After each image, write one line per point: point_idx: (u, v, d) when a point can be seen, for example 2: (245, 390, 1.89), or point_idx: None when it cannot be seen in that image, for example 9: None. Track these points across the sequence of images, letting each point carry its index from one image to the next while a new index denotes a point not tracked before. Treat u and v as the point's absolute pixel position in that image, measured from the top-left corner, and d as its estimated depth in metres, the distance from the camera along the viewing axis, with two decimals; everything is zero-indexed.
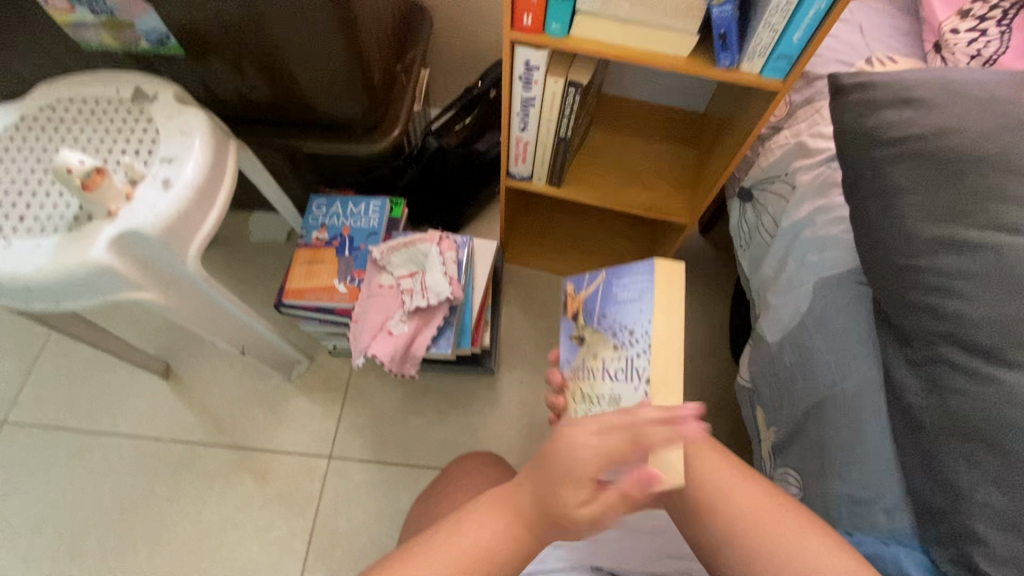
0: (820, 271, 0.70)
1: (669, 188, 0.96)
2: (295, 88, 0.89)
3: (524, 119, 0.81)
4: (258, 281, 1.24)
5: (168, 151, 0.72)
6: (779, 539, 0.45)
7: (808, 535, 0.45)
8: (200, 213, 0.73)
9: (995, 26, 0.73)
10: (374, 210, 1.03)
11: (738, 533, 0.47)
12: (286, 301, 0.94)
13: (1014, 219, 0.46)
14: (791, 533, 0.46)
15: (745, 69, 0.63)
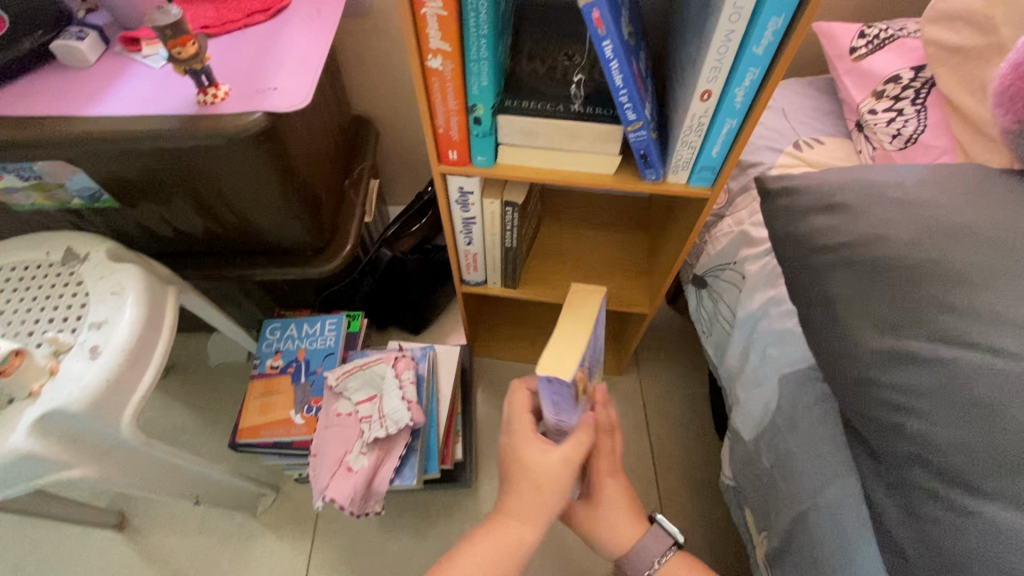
0: (782, 367, 0.68)
1: (625, 278, 0.95)
2: (238, 223, 0.88)
3: (469, 234, 0.80)
4: (219, 407, 1.19)
5: (98, 314, 0.69)
6: None
7: None
8: (134, 375, 0.69)
9: (910, 105, 0.73)
10: (330, 328, 0.99)
11: None
12: (240, 440, 0.89)
13: (961, 331, 0.44)
14: None
15: (671, 181, 0.63)
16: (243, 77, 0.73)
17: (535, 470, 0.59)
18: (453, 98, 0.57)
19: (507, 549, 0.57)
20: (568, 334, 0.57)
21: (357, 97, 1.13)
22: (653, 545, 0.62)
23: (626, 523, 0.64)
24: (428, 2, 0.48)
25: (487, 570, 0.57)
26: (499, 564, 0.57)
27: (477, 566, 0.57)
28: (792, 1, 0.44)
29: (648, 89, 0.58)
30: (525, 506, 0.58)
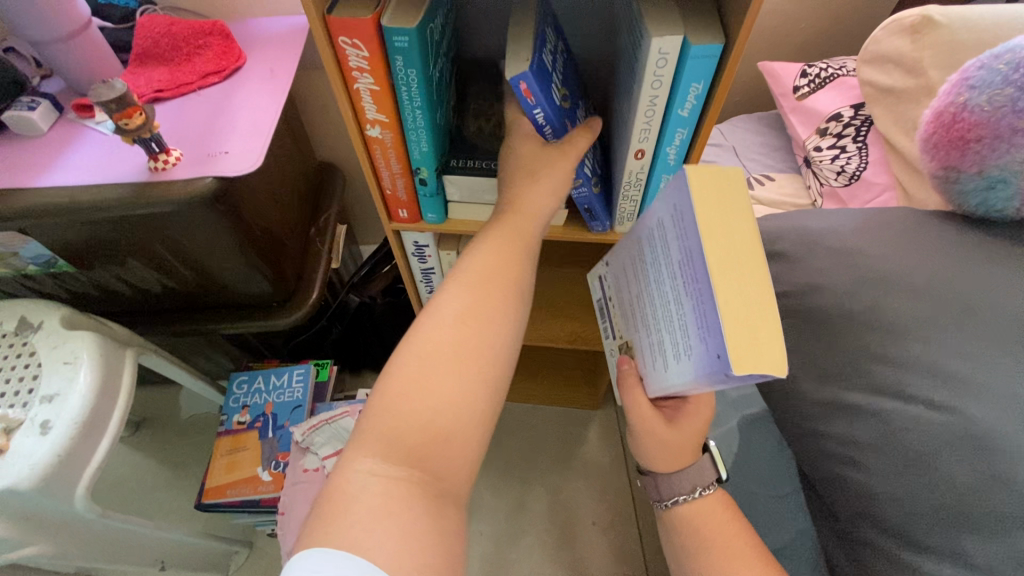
0: (742, 408, 0.68)
1: (592, 316, 0.95)
2: (199, 280, 0.88)
3: (429, 283, 0.80)
4: (191, 460, 1.16)
5: (50, 385, 0.68)
6: None
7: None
8: (88, 446, 0.68)
9: (852, 142, 0.76)
10: (298, 379, 0.98)
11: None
12: (206, 501, 0.87)
13: (896, 383, 0.45)
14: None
15: (619, 231, 0.64)
16: (195, 141, 0.73)
17: (529, 164, 0.52)
18: (396, 163, 0.58)
19: (513, 240, 0.49)
20: (714, 203, 0.35)
21: (322, 145, 1.13)
22: (692, 477, 0.55)
23: (685, 448, 0.55)
24: (359, 78, 0.49)
25: (504, 289, 0.45)
26: (515, 249, 0.48)
27: (487, 254, 0.47)
28: (709, 70, 0.45)
29: (594, 153, 0.61)
30: (534, 195, 0.51)
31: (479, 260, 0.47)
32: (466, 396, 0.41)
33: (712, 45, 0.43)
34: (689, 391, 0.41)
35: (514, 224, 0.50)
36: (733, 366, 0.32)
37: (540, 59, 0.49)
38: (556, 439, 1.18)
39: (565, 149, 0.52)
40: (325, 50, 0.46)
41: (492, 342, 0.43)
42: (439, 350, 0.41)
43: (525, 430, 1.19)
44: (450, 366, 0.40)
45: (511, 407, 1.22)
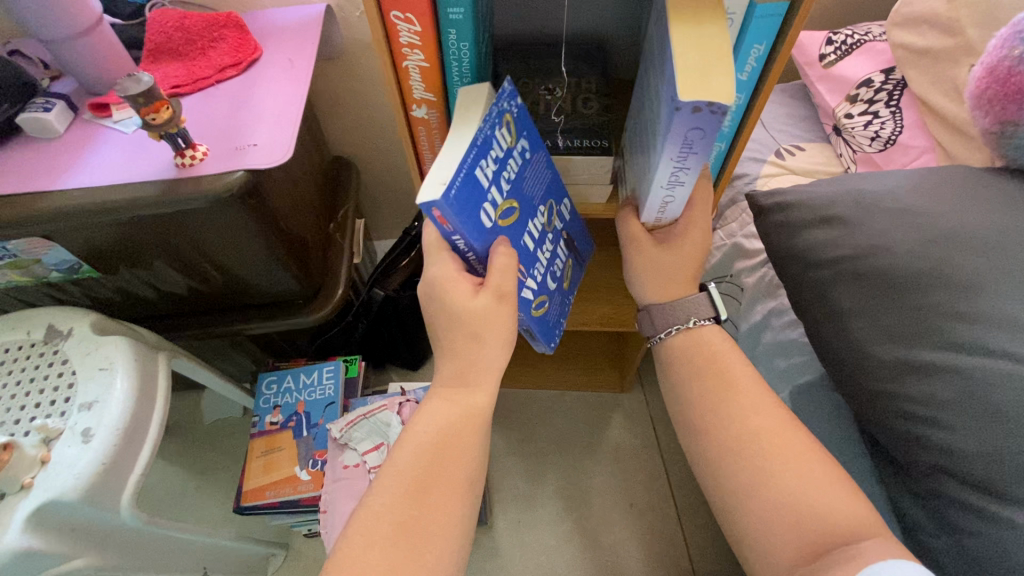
0: (793, 378, 0.67)
1: (623, 297, 0.94)
2: (224, 280, 0.86)
3: None
4: (218, 466, 1.15)
5: (86, 393, 0.66)
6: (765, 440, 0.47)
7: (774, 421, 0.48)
8: (130, 451, 0.66)
9: (885, 107, 0.75)
10: (328, 376, 0.97)
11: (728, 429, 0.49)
12: (245, 503, 0.86)
13: (974, 339, 0.45)
14: (763, 425, 0.48)
15: None
16: (221, 135, 0.71)
17: (476, 322, 0.51)
18: (440, 144, 0.57)
19: (455, 431, 0.51)
20: None
21: (335, 139, 1.11)
22: (688, 310, 0.57)
23: (675, 279, 0.59)
24: (409, 55, 0.47)
25: (448, 483, 0.49)
26: (463, 436, 0.51)
27: (431, 438, 0.50)
28: (773, 29, 0.45)
29: (535, 256, 0.58)
30: (481, 365, 0.53)
31: (422, 443, 0.50)
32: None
33: (779, 4, 0.43)
34: (665, 167, 0.49)
35: (454, 407, 0.52)
36: (680, 94, 0.41)
37: (470, 172, 0.45)
38: (583, 425, 1.17)
39: (503, 293, 0.51)
40: (376, 26, 0.45)
41: (434, 542, 0.46)
42: (376, 554, 0.44)
43: (552, 416, 1.18)
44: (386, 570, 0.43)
45: (537, 395, 1.21)
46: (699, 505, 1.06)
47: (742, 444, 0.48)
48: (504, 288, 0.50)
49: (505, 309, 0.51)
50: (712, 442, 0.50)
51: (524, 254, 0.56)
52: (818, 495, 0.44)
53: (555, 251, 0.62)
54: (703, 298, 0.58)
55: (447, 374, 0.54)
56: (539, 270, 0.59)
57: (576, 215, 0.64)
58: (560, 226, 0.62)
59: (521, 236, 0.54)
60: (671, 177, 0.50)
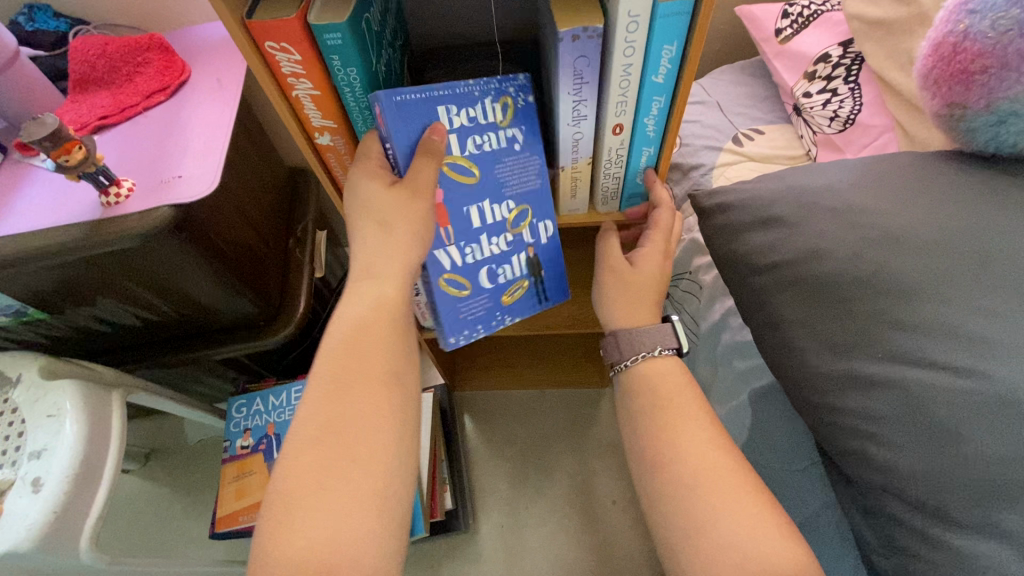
0: (751, 381, 0.65)
1: (588, 297, 0.91)
2: (177, 309, 0.85)
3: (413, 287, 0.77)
4: (203, 486, 1.15)
5: (36, 441, 0.66)
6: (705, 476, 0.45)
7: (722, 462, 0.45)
8: (86, 494, 0.66)
9: (843, 83, 0.71)
10: (297, 396, 0.96)
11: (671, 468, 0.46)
12: (219, 530, 0.86)
13: (916, 350, 0.42)
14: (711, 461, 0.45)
15: (604, 209, 0.60)
16: (147, 168, 0.69)
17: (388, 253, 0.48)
18: (354, 169, 0.54)
19: (369, 335, 0.46)
20: None
21: (288, 151, 1.08)
22: (654, 337, 0.54)
23: (643, 301, 0.56)
24: (297, 85, 0.44)
25: (370, 389, 0.44)
26: (383, 343, 0.46)
27: (342, 334, 0.46)
28: (681, 29, 0.41)
29: (478, 237, 0.54)
30: (390, 268, 0.48)
31: (333, 343, 0.46)
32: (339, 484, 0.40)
33: (682, 1, 0.39)
34: (566, 120, 0.48)
35: (361, 300, 0.47)
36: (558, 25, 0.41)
37: (428, 100, 0.47)
38: (565, 422, 1.16)
39: (416, 187, 0.47)
40: (254, 61, 0.42)
41: (370, 451, 0.42)
42: (311, 474, 0.41)
43: (533, 416, 1.17)
44: (325, 486, 0.40)
45: (517, 395, 1.20)
46: None
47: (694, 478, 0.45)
48: (419, 183, 0.47)
49: (419, 204, 0.47)
50: (661, 478, 0.47)
51: (461, 222, 0.53)
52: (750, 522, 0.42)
53: (507, 259, 0.57)
54: (665, 326, 0.55)
55: (355, 269, 0.49)
56: (478, 257, 0.55)
57: (559, 257, 0.61)
58: (529, 241, 0.58)
59: (462, 205, 0.53)
60: (575, 134, 0.50)
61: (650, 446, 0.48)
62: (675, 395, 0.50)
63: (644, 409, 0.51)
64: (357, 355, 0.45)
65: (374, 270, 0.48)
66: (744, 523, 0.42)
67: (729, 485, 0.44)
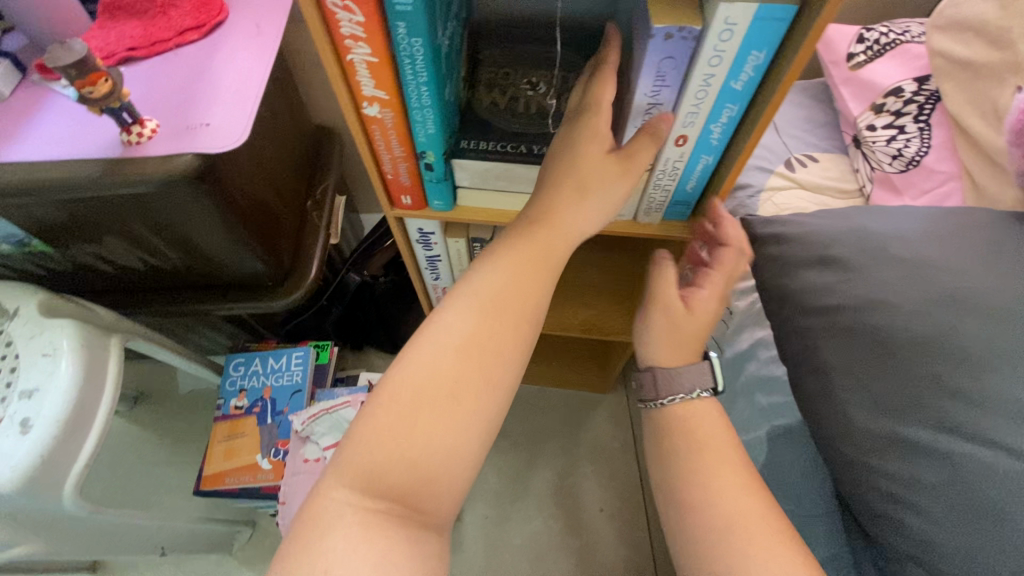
0: (773, 418, 0.63)
1: (608, 303, 0.88)
2: (187, 259, 0.82)
3: (435, 271, 0.75)
4: (191, 437, 1.13)
5: (28, 380, 0.64)
6: (707, 463, 0.45)
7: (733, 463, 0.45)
8: (75, 440, 0.63)
9: (912, 122, 0.67)
10: (297, 362, 0.93)
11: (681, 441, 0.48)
12: (203, 488, 0.84)
13: (965, 420, 0.41)
14: (712, 434, 0.47)
15: (645, 223, 0.59)
16: (175, 109, 0.65)
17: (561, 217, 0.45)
18: (399, 144, 0.50)
19: (537, 242, 0.44)
20: None
21: (316, 108, 1.03)
22: (691, 379, 0.51)
23: (685, 347, 0.53)
24: (354, 49, 0.41)
25: (504, 347, 0.40)
26: (526, 300, 0.42)
27: (491, 289, 0.42)
28: (776, 35, 0.39)
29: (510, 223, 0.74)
30: (523, 281, 0.42)
31: (482, 297, 0.42)
32: (443, 397, 0.37)
33: (784, 8, 0.37)
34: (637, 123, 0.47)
35: (521, 259, 0.43)
36: (653, 23, 0.40)
37: None
38: (563, 422, 1.14)
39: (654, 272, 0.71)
40: (312, 17, 0.39)
41: (476, 422, 0.38)
42: (416, 377, 0.38)
43: (532, 414, 1.15)
44: (406, 444, 0.36)
45: (518, 391, 1.17)
46: None
47: (702, 444, 0.47)
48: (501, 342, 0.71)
49: None
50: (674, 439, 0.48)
51: None
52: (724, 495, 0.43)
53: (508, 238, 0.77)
54: (706, 365, 0.52)
55: (525, 216, 0.46)
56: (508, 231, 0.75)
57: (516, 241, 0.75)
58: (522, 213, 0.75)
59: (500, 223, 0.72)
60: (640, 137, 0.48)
61: (669, 430, 0.49)
62: (709, 435, 0.47)
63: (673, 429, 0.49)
64: (497, 297, 0.42)
65: (543, 233, 0.44)
66: (713, 481, 0.44)
67: (723, 480, 0.44)
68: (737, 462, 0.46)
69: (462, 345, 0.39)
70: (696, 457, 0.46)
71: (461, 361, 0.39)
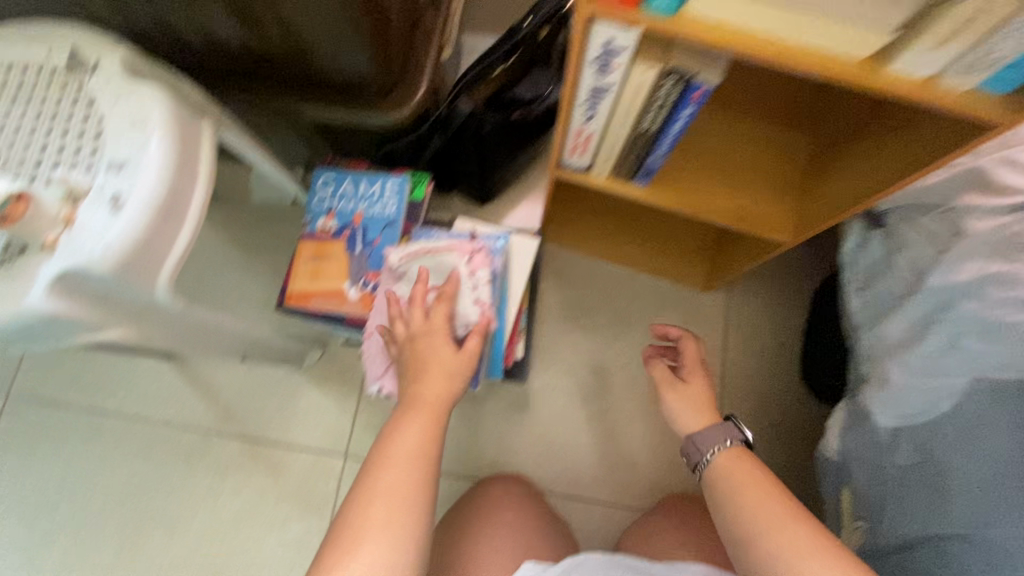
0: (982, 366, 0.56)
1: (767, 194, 0.73)
2: (283, 38, 0.67)
3: (592, 110, 0.59)
4: (262, 248, 1.08)
5: (118, 151, 0.54)
6: (786, 537, 0.51)
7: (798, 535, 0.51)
8: (170, 230, 0.56)
9: None
10: (391, 191, 0.83)
11: (746, 498, 0.55)
12: (289, 306, 0.79)
13: None
14: (761, 508, 0.54)
15: (945, 84, 0.45)
16: None
17: (432, 401, 0.61)
18: None
19: (423, 408, 0.61)
20: None
21: None
22: (712, 437, 0.61)
23: (708, 410, 0.65)
24: None
25: (409, 489, 0.54)
26: (419, 457, 0.56)
27: (404, 453, 0.56)
28: None
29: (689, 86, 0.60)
30: (409, 441, 0.57)
31: (407, 453, 0.56)
32: (403, 494, 0.53)
33: None
34: None
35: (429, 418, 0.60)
36: None
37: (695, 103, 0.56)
38: (651, 312, 1.05)
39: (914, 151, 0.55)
40: None
41: (416, 504, 0.53)
42: (411, 437, 0.57)
43: (618, 296, 1.06)
44: (402, 488, 0.53)
45: (607, 269, 1.06)
46: (745, 427, 1.00)
47: (768, 510, 0.53)
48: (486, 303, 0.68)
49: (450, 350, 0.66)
50: (742, 512, 0.54)
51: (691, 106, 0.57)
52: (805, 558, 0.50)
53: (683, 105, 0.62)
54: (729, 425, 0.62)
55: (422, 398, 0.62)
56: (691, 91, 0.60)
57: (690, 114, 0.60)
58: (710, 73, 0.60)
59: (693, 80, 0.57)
60: None
61: (723, 500, 0.57)
62: (750, 487, 0.56)
63: (745, 490, 0.56)
64: (395, 458, 0.56)
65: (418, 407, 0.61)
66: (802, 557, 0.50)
67: (794, 540, 0.51)
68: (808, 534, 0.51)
69: (404, 485, 0.54)
70: (750, 511, 0.54)
71: (409, 490, 0.54)
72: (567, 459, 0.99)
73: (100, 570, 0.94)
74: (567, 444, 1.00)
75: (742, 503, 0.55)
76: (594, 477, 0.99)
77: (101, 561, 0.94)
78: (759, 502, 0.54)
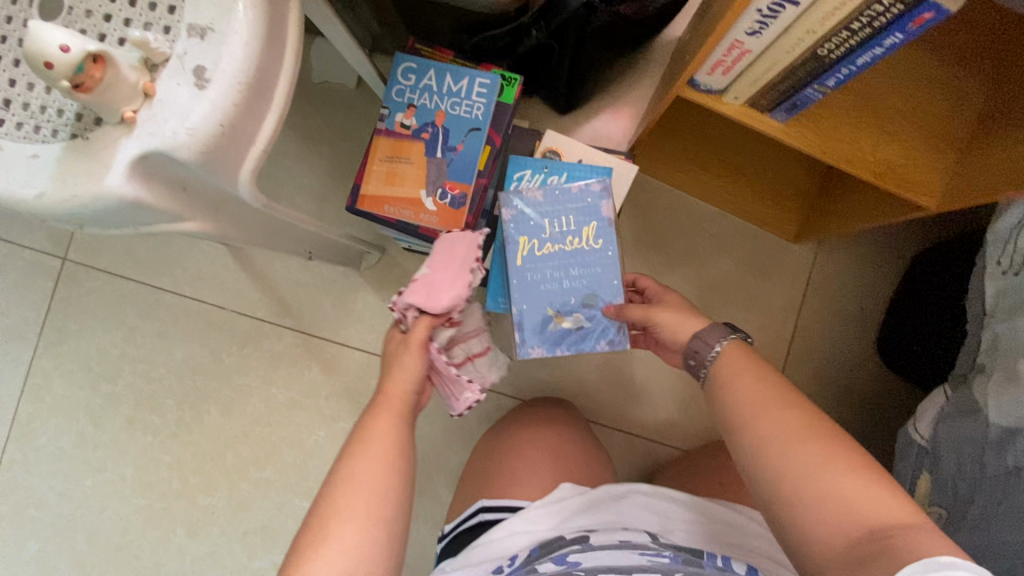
0: None
1: (922, 147, 0.62)
2: None
3: (765, 19, 0.48)
4: (320, 136, 1.00)
5: (199, 12, 0.45)
6: (797, 459, 0.45)
7: (792, 437, 0.46)
8: (256, 115, 0.49)
9: None
10: (479, 91, 0.74)
11: (748, 410, 0.49)
12: (361, 208, 0.73)
13: None
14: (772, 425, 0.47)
15: None
16: None
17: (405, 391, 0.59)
18: None
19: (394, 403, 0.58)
20: None
21: None
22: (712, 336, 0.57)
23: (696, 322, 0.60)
24: None
25: (381, 480, 0.52)
26: (389, 450, 0.54)
27: (379, 446, 0.54)
28: None
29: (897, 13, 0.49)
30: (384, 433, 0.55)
31: (383, 448, 0.54)
32: (373, 495, 0.51)
33: None
34: None
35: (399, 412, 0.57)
36: None
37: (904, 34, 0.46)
38: (730, 256, 0.98)
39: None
40: None
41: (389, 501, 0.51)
42: (387, 434, 0.55)
43: (698, 235, 0.98)
44: (370, 487, 0.51)
45: (689, 204, 0.97)
46: (806, 386, 0.97)
47: (771, 427, 0.47)
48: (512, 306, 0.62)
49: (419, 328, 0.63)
50: (749, 435, 0.48)
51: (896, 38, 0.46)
52: (830, 479, 0.43)
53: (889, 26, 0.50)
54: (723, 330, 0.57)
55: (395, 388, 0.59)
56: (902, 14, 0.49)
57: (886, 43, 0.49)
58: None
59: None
60: None
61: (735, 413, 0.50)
62: (752, 396, 0.50)
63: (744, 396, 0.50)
64: (369, 451, 0.53)
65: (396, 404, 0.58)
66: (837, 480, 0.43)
67: (811, 465, 0.44)
68: (800, 429, 0.46)
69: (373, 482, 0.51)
70: (753, 430, 0.48)
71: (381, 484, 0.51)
72: (618, 392, 0.98)
73: (162, 435, 0.99)
74: (619, 378, 0.98)
75: (752, 419, 0.49)
76: (642, 412, 0.98)
77: (164, 427, 0.99)
78: (747, 411, 0.49)
